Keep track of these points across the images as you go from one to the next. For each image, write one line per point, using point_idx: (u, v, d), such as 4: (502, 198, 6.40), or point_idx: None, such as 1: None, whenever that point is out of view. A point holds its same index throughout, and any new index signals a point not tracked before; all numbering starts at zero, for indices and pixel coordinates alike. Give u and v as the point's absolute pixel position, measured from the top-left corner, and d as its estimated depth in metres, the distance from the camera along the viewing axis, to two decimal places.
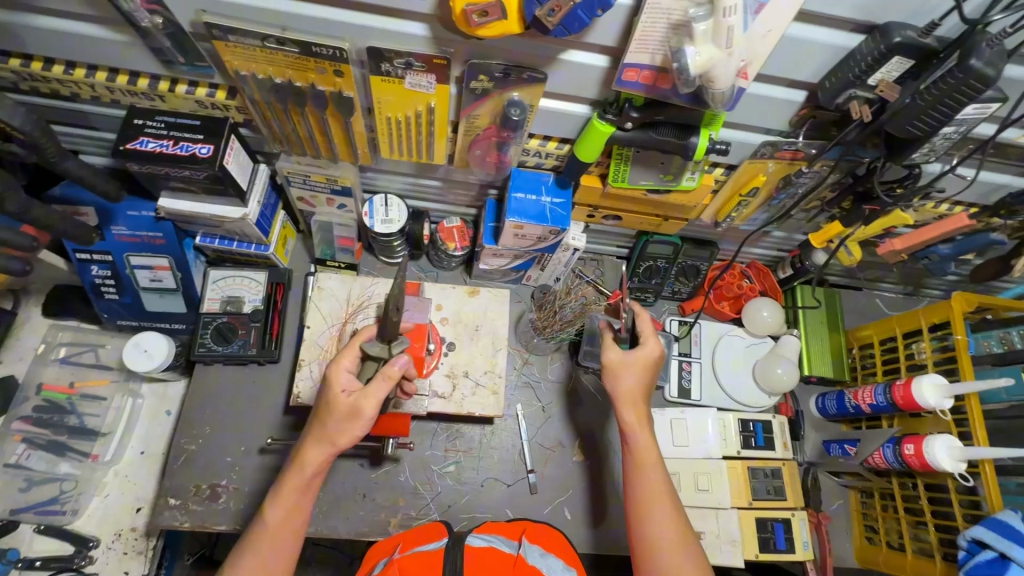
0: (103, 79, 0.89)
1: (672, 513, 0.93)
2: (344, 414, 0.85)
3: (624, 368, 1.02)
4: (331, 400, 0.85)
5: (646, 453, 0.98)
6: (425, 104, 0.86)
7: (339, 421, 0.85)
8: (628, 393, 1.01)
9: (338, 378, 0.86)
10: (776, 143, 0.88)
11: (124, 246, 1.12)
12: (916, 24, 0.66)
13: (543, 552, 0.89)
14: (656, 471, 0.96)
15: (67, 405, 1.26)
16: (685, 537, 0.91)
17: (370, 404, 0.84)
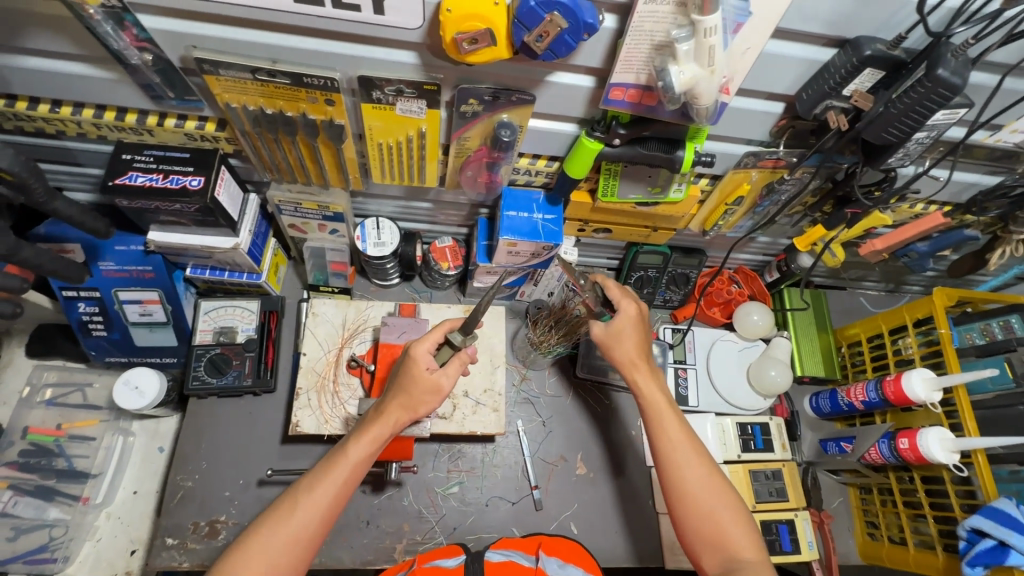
0: (90, 116, 0.89)
1: (705, 468, 0.92)
2: (420, 390, 0.88)
3: (615, 334, 1.01)
4: (411, 372, 0.88)
5: (660, 409, 0.96)
6: (415, 128, 0.88)
7: (412, 397, 0.88)
8: (629, 357, 1.00)
9: (424, 357, 0.90)
10: (758, 152, 0.91)
11: (112, 282, 1.11)
12: (884, 37, 0.69)
13: (561, 563, 0.90)
14: (676, 427, 0.95)
15: (55, 447, 1.23)
16: (720, 491, 0.90)
17: (444, 384, 0.89)
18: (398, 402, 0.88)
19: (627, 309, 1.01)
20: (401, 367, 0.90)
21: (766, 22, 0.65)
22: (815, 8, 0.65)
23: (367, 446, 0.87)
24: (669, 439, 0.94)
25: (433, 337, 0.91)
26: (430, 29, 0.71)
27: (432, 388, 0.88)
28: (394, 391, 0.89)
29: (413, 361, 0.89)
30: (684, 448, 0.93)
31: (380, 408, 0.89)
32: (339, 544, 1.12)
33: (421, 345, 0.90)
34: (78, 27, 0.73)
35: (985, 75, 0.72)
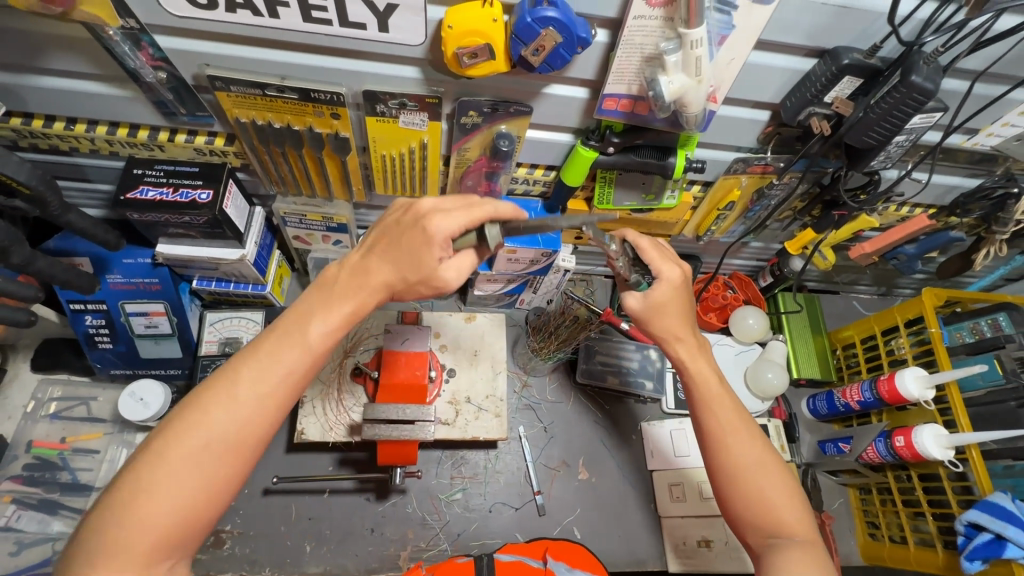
0: (103, 132, 0.92)
1: (756, 444, 0.82)
2: (425, 274, 0.74)
3: (657, 303, 0.90)
4: (422, 251, 0.72)
5: (708, 383, 0.87)
6: (417, 140, 0.91)
7: (411, 276, 0.74)
8: (673, 331, 0.91)
9: (443, 241, 0.72)
10: (747, 159, 0.94)
11: (119, 294, 1.13)
12: (861, 48, 0.73)
13: (569, 568, 0.91)
14: (727, 402, 0.86)
15: (58, 460, 1.23)
16: (771, 468, 0.81)
17: (445, 272, 0.75)
18: (386, 275, 0.74)
19: (669, 275, 0.89)
20: (406, 233, 0.73)
21: (749, 35, 0.69)
22: (794, 21, 0.69)
23: (337, 320, 0.72)
24: (713, 409, 0.85)
25: (462, 218, 0.72)
26: (432, 44, 0.74)
27: (431, 272, 0.74)
28: (391, 264, 0.74)
29: (429, 243, 0.72)
30: (730, 418, 0.84)
31: (367, 277, 0.74)
32: (344, 552, 1.13)
33: (429, 204, 0.73)
34: (97, 47, 0.76)
35: (956, 81, 0.76)
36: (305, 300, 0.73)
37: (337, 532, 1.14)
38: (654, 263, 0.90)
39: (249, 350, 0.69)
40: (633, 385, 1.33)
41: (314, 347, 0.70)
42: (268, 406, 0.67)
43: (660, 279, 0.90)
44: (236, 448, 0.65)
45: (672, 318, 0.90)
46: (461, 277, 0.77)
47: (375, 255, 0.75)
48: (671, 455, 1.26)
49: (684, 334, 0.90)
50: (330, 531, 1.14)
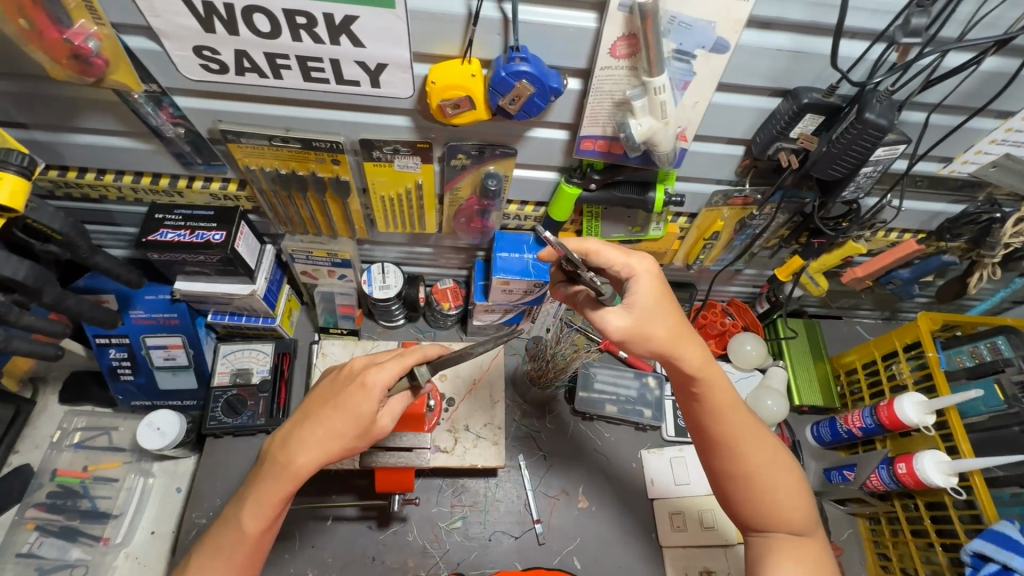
0: (129, 181, 1.01)
1: (763, 448, 0.87)
2: (363, 427, 0.83)
3: (643, 318, 0.83)
4: (357, 402, 0.83)
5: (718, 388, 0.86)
6: (413, 181, 0.98)
7: (353, 437, 0.83)
8: (669, 336, 0.83)
9: (381, 391, 0.83)
10: (726, 191, 0.98)
11: (141, 329, 1.20)
12: (820, 87, 0.78)
13: None
14: (734, 407, 0.87)
15: (79, 489, 1.29)
16: (778, 466, 0.87)
17: (380, 421, 0.86)
18: (320, 439, 0.83)
19: (639, 274, 0.84)
20: (348, 393, 0.83)
21: (709, 80, 0.74)
22: (753, 65, 0.74)
23: (276, 503, 0.83)
24: (725, 417, 0.86)
25: (395, 367, 0.84)
26: (419, 97, 0.82)
27: (368, 424, 0.83)
28: (329, 431, 0.83)
29: (368, 394, 0.83)
30: (741, 424, 0.86)
31: (304, 447, 0.83)
32: None
33: (364, 363, 0.88)
34: (124, 108, 0.85)
35: (915, 114, 0.82)
36: (248, 491, 0.85)
37: (339, 560, 1.16)
38: (620, 263, 0.84)
39: (211, 546, 0.84)
40: (632, 413, 1.34)
41: (256, 535, 0.82)
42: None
43: (637, 280, 0.84)
44: (247, 561, 0.84)
45: (672, 332, 0.83)
46: (394, 421, 0.88)
47: (309, 421, 0.85)
48: (671, 483, 1.27)
49: (692, 344, 0.84)
50: (332, 559, 1.16)
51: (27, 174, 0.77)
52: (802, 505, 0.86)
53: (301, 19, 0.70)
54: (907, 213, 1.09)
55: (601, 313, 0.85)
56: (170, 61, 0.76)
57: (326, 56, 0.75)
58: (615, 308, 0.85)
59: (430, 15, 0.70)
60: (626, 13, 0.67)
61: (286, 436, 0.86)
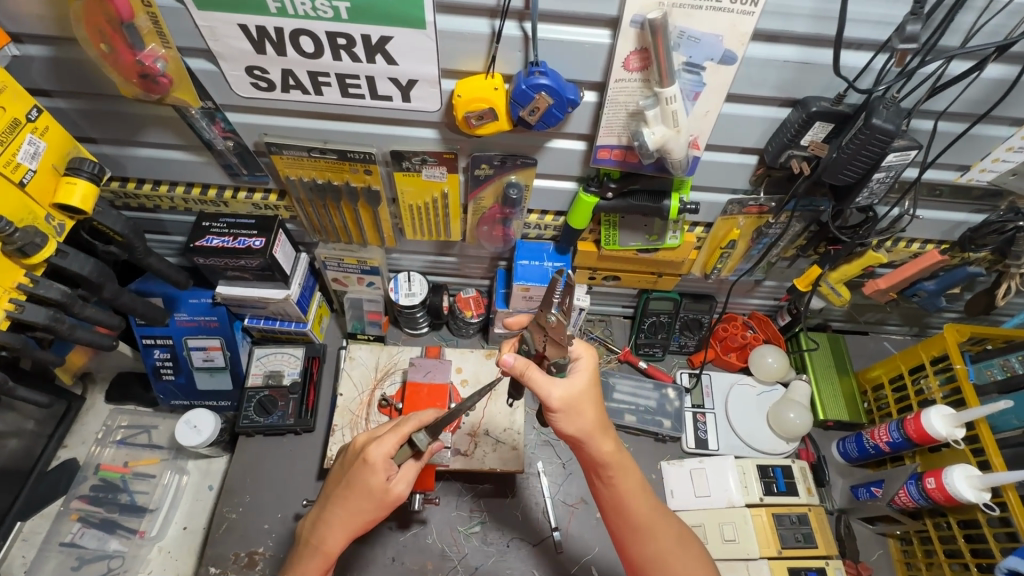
0: (181, 192, 1.11)
1: (672, 530, 0.89)
2: (379, 499, 0.86)
3: (581, 391, 0.84)
4: (369, 479, 0.86)
5: (625, 467, 0.88)
6: (439, 191, 1.04)
7: (370, 510, 0.87)
8: (585, 427, 0.84)
9: (384, 463, 0.86)
10: (741, 201, 1.01)
11: (183, 330, 1.28)
12: (829, 96, 0.81)
13: None
14: (639, 485, 0.89)
15: (120, 483, 1.37)
16: (688, 546, 0.89)
17: (396, 490, 0.87)
18: (340, 519, 0.88)
19: (585, 355, 0.86)
20: (356, 471, 0.87)
21: (719, 91, 0.78)
22: (761, 76, 0.78)
23: None
24: (635, 501, 0.88)
25: (395, 438, 0.88)
26: (446, 110, 0.88)
27: (381, 498, 0.87)
28: (350, 510, 0.87)
29: (373, 469, 0.86)
30: (649, 508, 0.88)
31: (330, 529, 0.89)
32: None
33: (365, 438, 0.92)
34: (181, 124, 0.95)
35: (923, 122, 0.85)
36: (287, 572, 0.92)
37: (360, 558, 1.19)
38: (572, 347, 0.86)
39: None
40: (652, 423, 1.35)
41: None
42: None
43: (579, 364, 0.85)
44: None
45: (590, 418, 0.84)
46: (409, 485, 0.89)
47: (328, 504, 0.90)
48: (691, 495, 1.26)
49: (604, 431, 0.86)
50: (352, 558, 1.19)
51: (96, 180, 0.87)
52: None
53: (341, 40, 0.77)
54: (927, 223, 1.09)
55: (544, 381, 0.81)
56: (224, 80, 0.85)
57: (362, 73, 0.82)
58: (557, 380, 0.83)
59: (458, 35, 0.76)
60: (638, 29, 0.72)
61: (315, 517, 0.92)
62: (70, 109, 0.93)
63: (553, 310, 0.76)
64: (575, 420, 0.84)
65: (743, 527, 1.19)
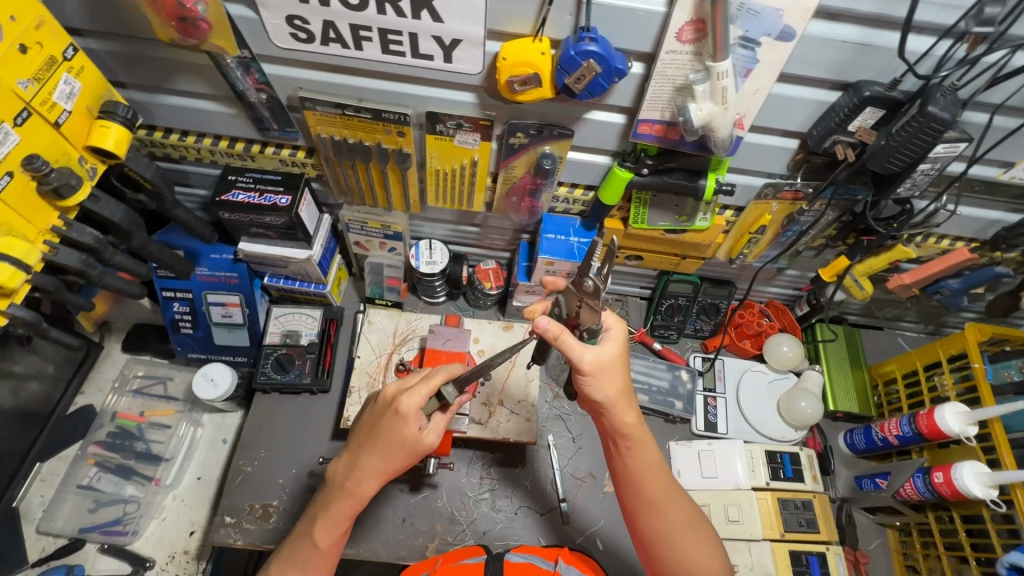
0: (208, 143, 1.09)
1: (681, 506, 0.90)
2: (410, 449, 0.87)
3: (611, 359, 0.85)
4: (402, 429, 0.86)
5: (643, 440, 0.89)
6: (470, 158, 1.02)
7: (402, 459, 0.87)
8: (611, 396, 0.86)
9: (416, 414, 0.86)
10: (777, 184, 0.99)
11: (203, 285, 1.28)
12: (883, 81, 0.79)
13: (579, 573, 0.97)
14: (656, 460, 0.90)
15: (136, 431, 1.40)
16: (695, 525, 0.90)
17: (427, 441, 0.88)
18: (374, 465, 0.87)
19: (615, 326, 0.87)
20: (388, 422, 0.86)
21: (772, 69, 0.76)
22: (816, 56, 0.76)
23: (343, 522, 0.89)
24: (650, 475, 0.88)
25: (425, 390, 0.87)
26: (487, 74, 0.86)
27: (414, 447, 0.87)
28: (382, 457, 0.87)
29: (405, 420, 0.85)
30: (663, 484, 0.89)
31: (364, 474, 0.88)
32: (376, 537, 1.20)
33: (395, 389, 0.91)
34: (213, 72, 0.93)
35: (977, 115, 0.83)
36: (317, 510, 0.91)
37: (372, 517, 1.21)
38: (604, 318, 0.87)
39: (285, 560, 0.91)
40: (663, 403, 1.36)
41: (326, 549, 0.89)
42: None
43: (610, 334, 0.87)
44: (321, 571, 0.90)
45: (616, 385, 0.85)
46: (439, 436, 0.90)
47: (360, 450, 0.89)
48: (698, 475, 1.28)
49: (628, 402, 0.87)
50: (364, 516, 1.21)
51: (129, 125, 0.85)
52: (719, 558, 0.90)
53: None
54: (961, 220, 1.08)
55: (577, 345, 0.83)
56: (263, 28, 0.83)
57: (406, 30, 0.80)
58: (589, 344, 0.84)
59: None
60: None
61: (346, 462, 0.91)
62: (102, 50, 0.91)
63: (590, 275, 0.82)
64: (603, 386, 0.85)
65: (748, 509, 1.21)
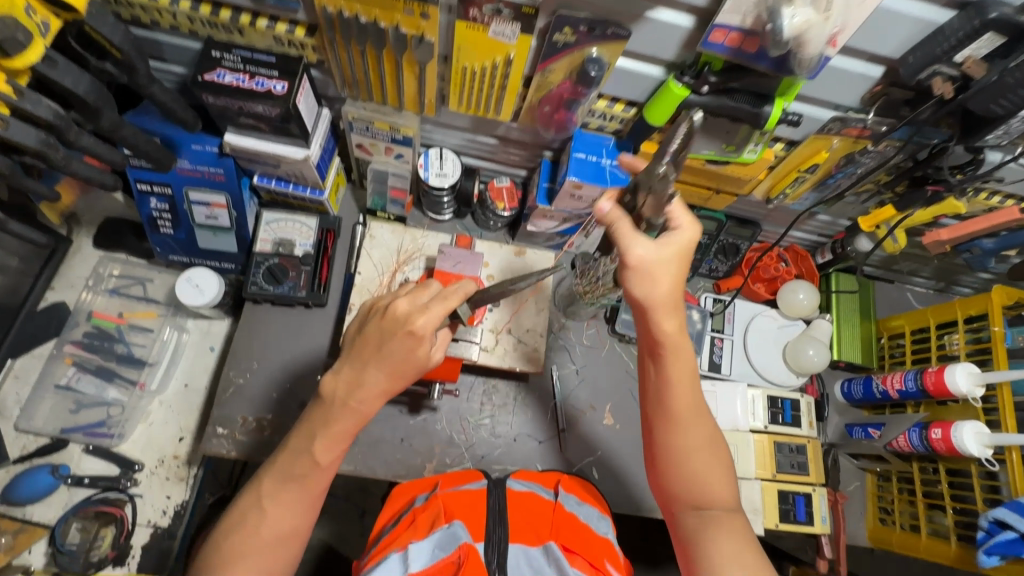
0: (186, 7, 0.90)
1: (705, 428, 0.85)
2: (419, 368, 0.81)
3: (663, 261, 0.79)
4: (414, 349, 0.79)
5: (681, 352, 0.84)
6: (504, 55, 0.87)
7: (409, 377, 0.82)
8: (657, 297, 0.81)
9: (430, 334, 0.79)
10: (845, 118, 0.89)
11: (184, 180, 1.14)
12: (1010, 3, 0.68)
13: (578, 501, 1.00)
14: (690, 376, 0.85)
15: (115, 333, 1.31)
16: (715, 452, 0.85)
17: (434, 359, 0.84)
18: (380, 383, 0.81)
19: (685, 228, 0.80)
20: (397, 341, 0.79)
21: None
22: None
23: (343, 440, 0.83)
24: (679, 388, 0.84)
25: (442, 310, 0.79)
26: None
27: (423, 367, 0.82)
28: (390, 376, 0.81)
29: (419, 340, 0.79)
30: (692, 401, 0.85)
31: (364, 393, 0.81)
32: (374, 456, 1.18)
33: (406, 306, 0.80)
34: None
35: None
36: (311, 426, 0.83)
37: (369, 436, 1.19)
38: (675, 210, 0.80)
39: (276, 484, 0.81)
40: None
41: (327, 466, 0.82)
42: (304, 508, 0.81)
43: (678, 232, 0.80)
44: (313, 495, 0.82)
45: (663, 287, 0.80)
46: (444, 354, 0.86)
47: (365, 365, 0.81)
48: None
49: (672, 309, 0.82)
50: (361, 434, 1.19)
51: None
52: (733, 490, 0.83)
53: None
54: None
55: (630, 234, 0.79)
56: None
57: None
58: (645, 238, 0.79)
59: None
60: None
61: (345, 380, 0.82)
62: None
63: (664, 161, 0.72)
64: (650, 287, 0.80)
65: (743, 448, 1.24)
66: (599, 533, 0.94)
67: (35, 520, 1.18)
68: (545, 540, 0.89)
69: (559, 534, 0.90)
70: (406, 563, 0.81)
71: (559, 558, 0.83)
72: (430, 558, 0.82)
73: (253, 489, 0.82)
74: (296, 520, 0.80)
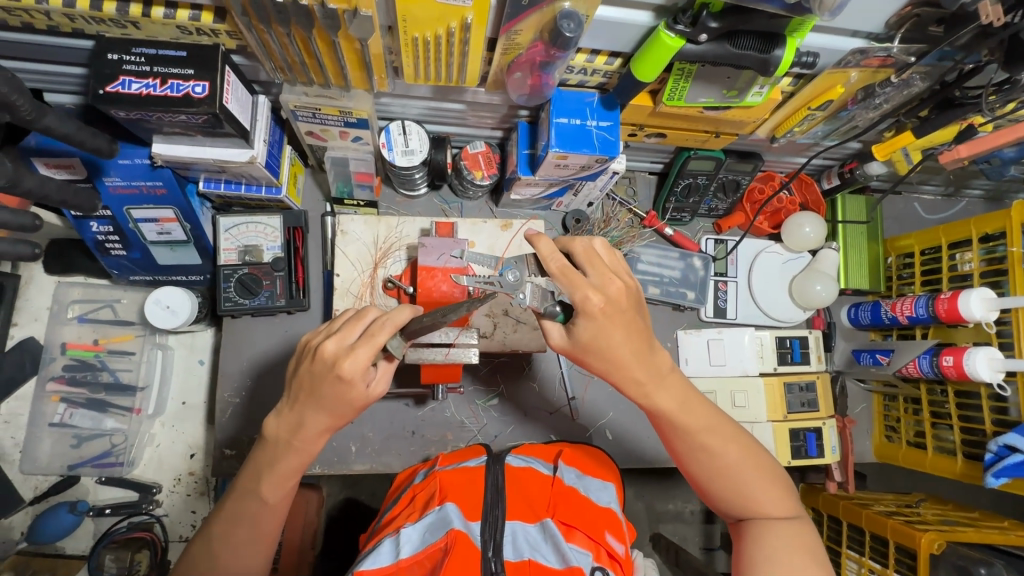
0: (60, 5, 0.73)
1: (733, 442, 0.81)
2: (358, 407, 0.74)
3: (585, 338, 0.75)
4: (347, 393, 0.71)
5: (667, 395, 0.80)
6: (458, 19, 0.73)
7: (350, 416, 0.75)
8: (612, 363, 0.77)
9: (363, 375, 0.71)
10: (866, 49, 0.76)
11: (121, 199, 1.00)
12: None
13: (579, 475, 0.89)
14: (694, 408, 0.81)
15: (96, 362, 1.23)
16: (753, 459, 0.81)
17: (375, 392, 0.76)
18: (321, 424, 0.75)
19: (582, 301, 0.72)
20: (328, 385, 0.71)
21: None
22: None
23: (290, 476, 0.78)
24: (689, 419, 0.80)
25: (369, 350, 0.70)
26: None
27: (362, 404, 0.75)
28: (330, 416, 0.74)
29: (352, 384, 0.70)
30: (705, 422, 0.81)
31: (308, 432, 0.75)
32: (388, 451, 1.18)
33: (334, 347, 0.70)
34: None
35: None
36: (257, 463, 0.78)
37: (381, 433, 1.18)
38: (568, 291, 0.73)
39: (227, 522, 0.78)
40: (674, 295, 1.28)
41: (279, 502, 0.79)
42: (260, 547, 0.79)
43: (583, 319, 0.74)
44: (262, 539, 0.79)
45: (609, 356, 0.76)
46: (387, 384, 0.78)
47: (302, 408, 0.74)
48: (706, 364, 1.27)
49: (638, 359, 0.77)
50: (372, 433, 1.18)
51: None
52: (783, 493, 0.80)
53: None
54: None
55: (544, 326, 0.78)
56: None
57: None
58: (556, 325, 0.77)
59: None
60: None
61: (289, 420, 0.76)
62: None
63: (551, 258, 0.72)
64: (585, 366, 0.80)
65: (754, 394, 1.24)
66: (601, 504, 0.83)
67: (70, 553, 1.22)
68: (543, 517, 0.79)
69: (557, 510, 0.79)
70: (397, 550, 0.72)
71: (556, 536, 0.74)
72: (419, 542, 0.72)
73: (205, 535, 0.80)
74: (252, 558, 0.79)
